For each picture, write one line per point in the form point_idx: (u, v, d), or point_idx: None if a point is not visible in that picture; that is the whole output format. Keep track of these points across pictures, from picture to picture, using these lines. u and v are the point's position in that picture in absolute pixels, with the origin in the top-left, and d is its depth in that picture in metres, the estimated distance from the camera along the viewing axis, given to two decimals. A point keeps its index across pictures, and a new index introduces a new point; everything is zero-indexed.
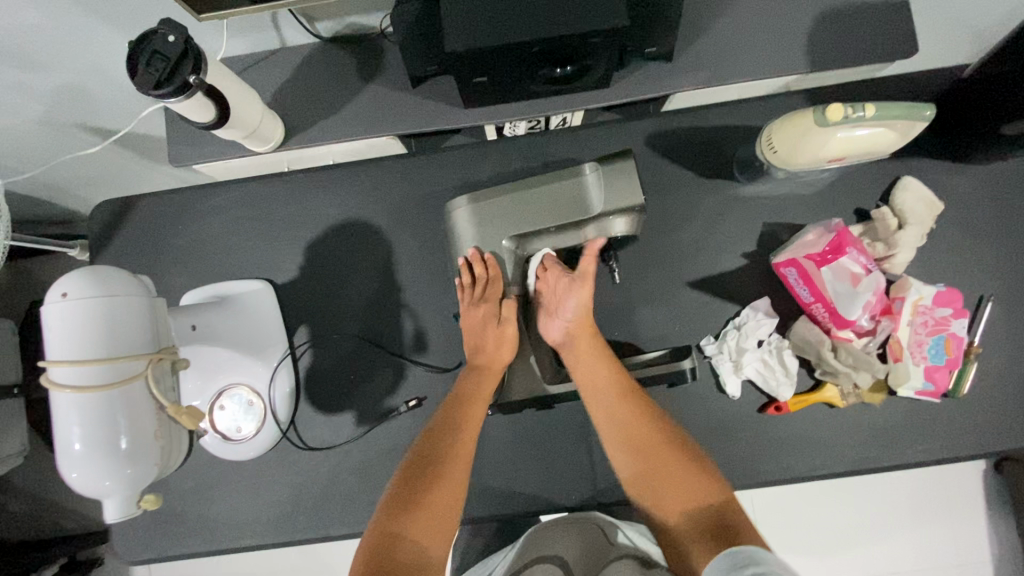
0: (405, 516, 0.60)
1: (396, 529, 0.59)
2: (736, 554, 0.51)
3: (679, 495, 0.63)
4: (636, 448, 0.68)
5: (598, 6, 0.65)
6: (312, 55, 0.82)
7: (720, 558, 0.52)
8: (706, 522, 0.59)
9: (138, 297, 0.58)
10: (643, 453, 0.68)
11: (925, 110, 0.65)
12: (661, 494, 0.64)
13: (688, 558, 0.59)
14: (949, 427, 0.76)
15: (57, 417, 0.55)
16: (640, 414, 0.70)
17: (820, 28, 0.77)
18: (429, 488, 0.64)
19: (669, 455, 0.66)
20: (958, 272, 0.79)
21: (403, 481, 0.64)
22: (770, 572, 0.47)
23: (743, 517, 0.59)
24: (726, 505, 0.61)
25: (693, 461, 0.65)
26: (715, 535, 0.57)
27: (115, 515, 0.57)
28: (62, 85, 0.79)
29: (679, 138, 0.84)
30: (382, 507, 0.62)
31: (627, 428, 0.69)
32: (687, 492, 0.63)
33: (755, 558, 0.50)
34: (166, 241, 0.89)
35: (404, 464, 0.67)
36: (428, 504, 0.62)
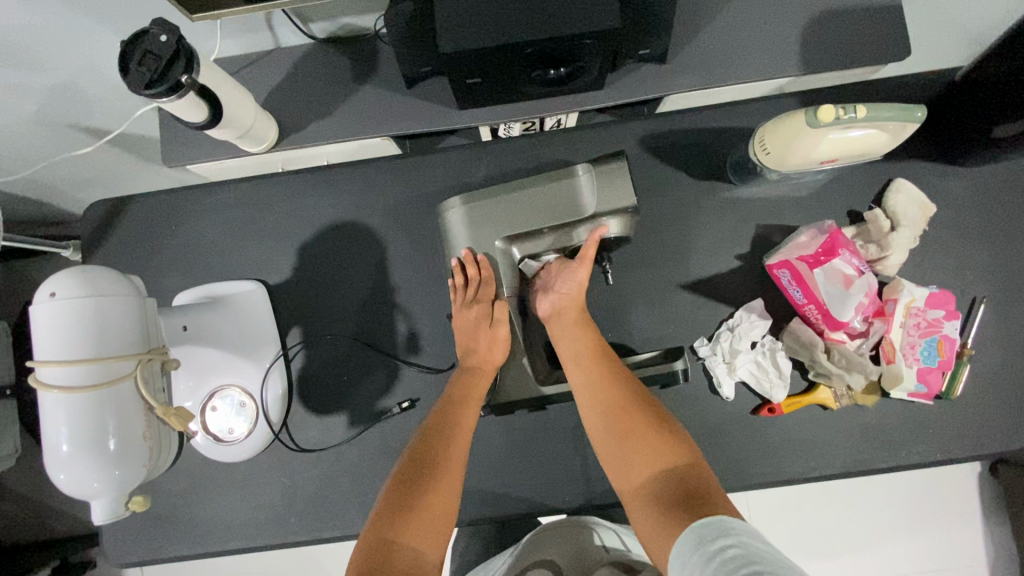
0: (399, 521, 0.60)
1: (388, 534, 0.59)
2: (703, 524, 0.51)
3: (651, 464, 0.62)
4: (613, 417, 0.67)
5: (592, 8, 0.65)
6: (307, 56, 0.82)
7: (690, 531, 0.51)
8: (673, 490, 0.58)
9: (129, 296, 0.57)
10: (619, 422, 0.67)
11: (917, 111, 0.65)
12: (633, 463, 0.64)
13: (649, 524, 0.58)
14: (943, 429, 0.76)
15: (44, 418, 0.54)
16: (619, 386, 0.69)
17: (813, 31, 0.77)
18: (423, 491, 0.63)
19: (645, 426, 0.65)
20: (951, 274, 0.79)
21: (397, 485, 0.64)
22: (741, 545, 0.46)
23: (711, 487, 0.58)
24: (696, 475, 0.59)
25: (669, 433, 0.64)
26: (680, 502, 0.56)
27: (103, 517, 0.57)
28: (55, 84, 0.79)
29: (673, 139, 0.84)
30: (376, 511, 0.62)
31: (605, 398, 0.69)
32: (659, 462, 0.62)
33: (724, 528, 0.49)
34: (159, 241, 0.88)
35: (397, 466, 0.67)
36: (421, 507, 0.62)
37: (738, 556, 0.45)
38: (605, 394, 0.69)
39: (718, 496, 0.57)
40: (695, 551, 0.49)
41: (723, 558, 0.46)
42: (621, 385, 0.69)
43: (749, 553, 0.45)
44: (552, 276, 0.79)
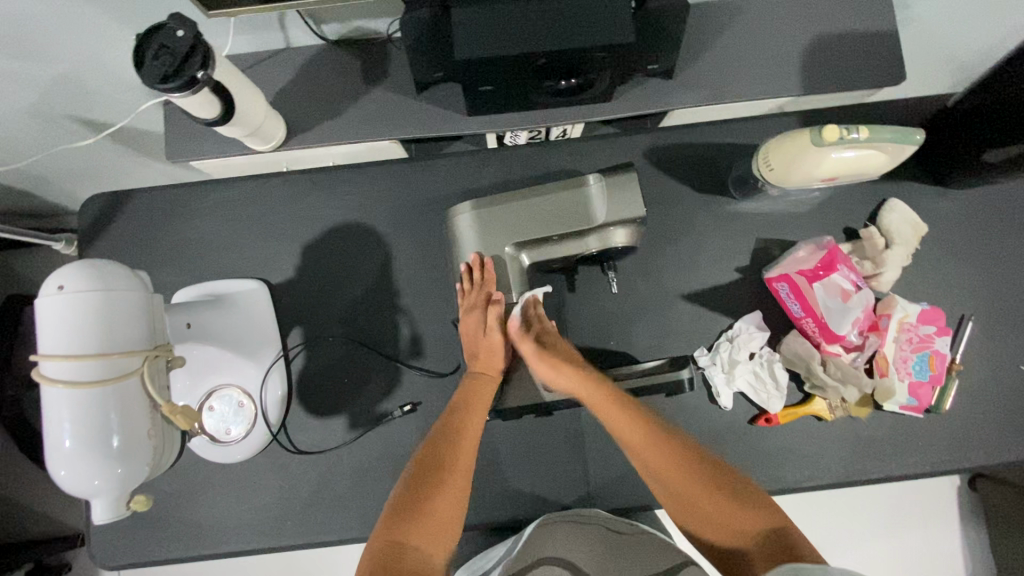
0: (408, 523, 0.60)
1: (398, 536, 0.59)
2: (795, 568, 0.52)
3: (731, 528, 0.62)
4: (681, 485, 0.65)
5: (607, 23, 0.67)
6: (317, 57, 0.82)
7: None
8: (768, 549, 0.59)
9: (136, 291, 0.57)
10: (684, 488, 0.65)
11: (914, 135, 0.68)
12: (716, 528, 0.63)
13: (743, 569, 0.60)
14: (931, 441, 0.79)
15: (47, 412, 0.53)
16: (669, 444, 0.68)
17: (813, 53, 0.80)
18: (432, 493, 0.63)
19: (711, 487, 0.64)
20: (941, 291, 0.82)
21: (405, 489, 0.64)
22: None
23: (794, 534, 0.60)
24: (777, 526, 0.61)
25: (736, 487, 0.64)
26: (784, 562, 0.58)
27: (103, 516, 0.55)
28: (59, 75, 0.78)
29: (677, 153, 0.86)
30: (385, 514, 0.62)
31: (663, 464, 0.67)
32: (740, 524, 0.62)
33: (816, 570, 0.50)
34: (159, 237, 0.87)
35: (407, 470, 0.67)
36: (429, 511, 0.62)
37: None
38: (661, 457, 0.67)
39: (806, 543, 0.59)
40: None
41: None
42: (673, 444, 0.68)
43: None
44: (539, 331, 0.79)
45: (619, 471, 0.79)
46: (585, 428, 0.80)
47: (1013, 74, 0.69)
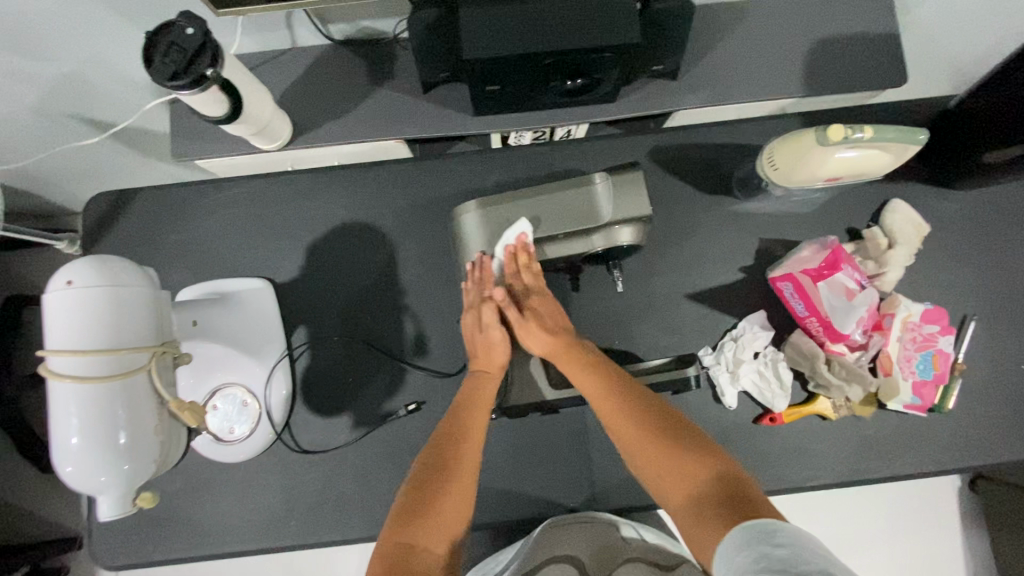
0: (417, 523, 0.60)
1: (408, 538, 0.58)
2: (752, 526, 0.49)
3: (681, 478, 0.60)
4: (639, 437, 0.65)
5: (613, 23, 0.67)
6: (323, 57, 0.83)
7: (735, 533, 0.50)
8: (711, 495, 0.56)
9: (144, 287, 0.56)
10: (640, 439, 0.65)
11: (918, 134, 0.68)
12: (666, 477, 0.61)
13: (696, 533, 0.55)
14: (934, 441, 0.79)
15: (54, 409, 0.53)
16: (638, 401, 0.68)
17: (815, 56, 0.81)
18: (439, 492, 0.63)
19: (667, 440, 0.63)
20: (943, 292, 0.82)
21: (411, 489, 0.63)
22: (789, 546, 0.45)
23: (748, 487, 0.56)
24: (731, 479, 0.58)
25: (696, 443, 0.62)
26: (722, 507, 0.54)
27: (109, 513, 0.55)
28: (65, 74, 0.78)
29: (681, 153, 0.87)
30: (392, 515, 0.61)
31: (623, 417, 0.67)
32: (689, 472, 0.60)
33: (773, 530, 0.48)
34: (163, 236, 0.87)
35: (413, 469, 0.66)
36: (435, 510, 0.62)
37: (786, 556, 0.44)
38: (623, 410, 0.68)
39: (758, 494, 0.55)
40: (742, 551, 0.47)
41: (772, 559, 0.44)
42: (640, 401, 0.68)
43: (799, 557, 0.43)
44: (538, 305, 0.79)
45: (624, 470, 0.79)
46: (589, 427, 0.80)
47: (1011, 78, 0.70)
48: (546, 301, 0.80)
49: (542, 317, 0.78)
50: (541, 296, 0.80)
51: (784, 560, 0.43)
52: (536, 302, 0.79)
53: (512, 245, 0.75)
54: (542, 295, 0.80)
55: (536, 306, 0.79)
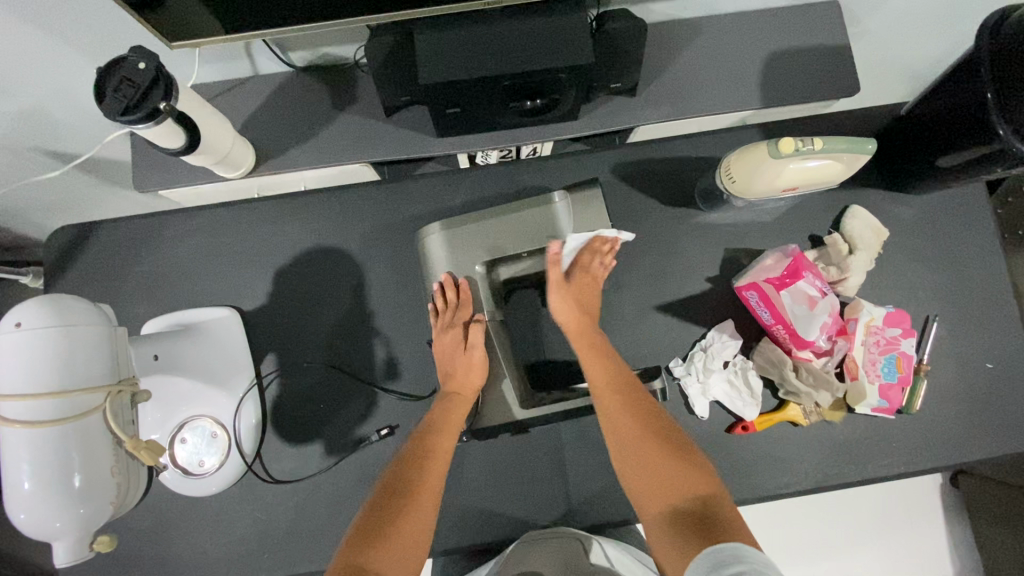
0: (371, 549, 0.59)
1: (359, 560, 0.57)
2: (714, 550, 0.51)
3: (665, 490, 0.62)
4: (635, 443, 0.67)
5: (566, 44, 0.69)
6: (285, 83, 0.83)
7: (700, 558, 0.51)
8: (691, 515, 0.58)
9: (95, 325, 0.55)
10: (636, 446, 0.66)
11: (866, 144, 0.70)
12: (653, 486, 0.63)
13: (668, 547, 0.58)
14: (904, 442, 0.80)
15: (4, 452, 0.51)
16: (639, 407, 0.69)
17: (769, 69, 0.83)
18: (397, 517, 0.63)
19: (663, 452, 0.65)
20: (906, 294, 0.84)
21: (368, 514, 0.63)
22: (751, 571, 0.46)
23: (728, 512, 0.58)
24: (714, 503, 0.59)
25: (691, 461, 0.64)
26: (698, 530, 0.56)
27: (65, 559, 0.53)
28: (23, 109, 0.77)
29: (645, 167, 0.88)
30: (347, 540, 0.60)
31: (623, 420, 0.68)
32: (677, 486, 0.61)
33: (736, 554, 0.49)
34: (129, 268, 0.86)
35: (373, 494, 0.66)
36: (391, 534, 0.61)
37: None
38: (627, 418, 0.68)
39: (734, 523, 0.56)
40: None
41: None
42: (647, 411, 0.69)
43: None
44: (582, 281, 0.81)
45: (600, 485, 0.79)
46: (564, 444, 0.79)
47: (947, 89, 0.72)
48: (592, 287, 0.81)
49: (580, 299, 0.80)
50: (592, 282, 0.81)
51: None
52: (585, 282, 0.81)
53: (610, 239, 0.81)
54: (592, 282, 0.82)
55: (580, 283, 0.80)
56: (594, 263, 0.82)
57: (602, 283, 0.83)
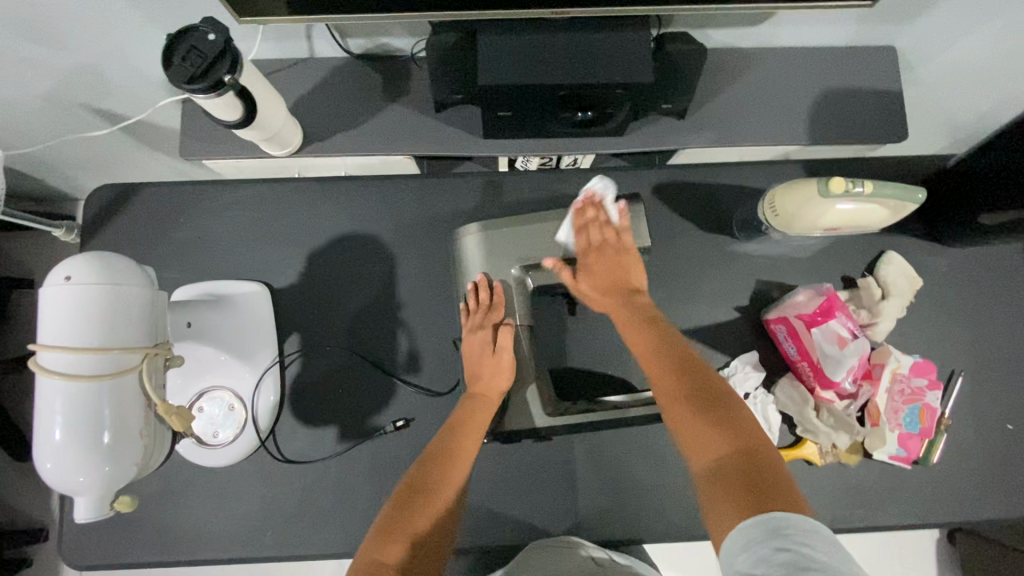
0: (390, 545, 0.60)
1: (380, 556, 0.59)
2: (760, 520, 0.48)
3: (708, 443, 0.58)
4: (676, 393, 0.63)
5: (626, 63, 0.71)
6: (340, 68, 0.84)
7: (746, 527, 0.48)
8: (735, 471, 0.54)
9: (140, 287, 0.56)
10: (677, 396, 0.63)
11: (915, 194, 0.71)
12: (692, 441, 0.59)
13: (713, 502, 0.53)
14: (916, 493, 0.80)
15: (39, 402, 0.52)
16: (676, 360, 0.67)
17: (819, 106, 0.83)
18: (419, 514, 0.64)
19: (703, 405, 0.61)
20: (933, 346, 0.83)
21: (392, 510, 0.64)
22: (794, 547, 0.45)
23: (772, 471, 0.54)
24: (762, 459, 0.55)
25: (736, 413, 0.60)
26: (745, 484, 0.52)
27: (86, 515, 0.54)
28: (82, 65, 0.78)
29: (685, 190, 0.88)
30: (370, 536, 0.62)
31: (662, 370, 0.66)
32: (718, 441, 0.57)
33: (776, 526, 0.47)
34: (164, 233, 0.87)
35: (395, 490, 0.67)
36: (411, 531, 0.62)
37: (789, 561, 0.43)
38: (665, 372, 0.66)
39: (780, 482, 0.53)
40: (744, 551, 0.47)
41: (775, 563, 0.44)
42: (688, 367, 0.66)
43: (806, 563, 0.43)
44: (596, 259, 0.78)
45: (608, 501, 0.78)
46: (577, 456, 0.80)
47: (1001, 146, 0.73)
48: (608, 257, 0.79)
49: (598, 274, 0.78)
50: (605, 252, 0.79)
51: (786, 570, 0.43)
52: (592, 259, 0.78)
53: (579, 203, 0.80)
54: (608, 248, 0.79)
55: (592, 261, 0.78)
56: (594, 234, 0.79)
57: (620, 247, 0.79)
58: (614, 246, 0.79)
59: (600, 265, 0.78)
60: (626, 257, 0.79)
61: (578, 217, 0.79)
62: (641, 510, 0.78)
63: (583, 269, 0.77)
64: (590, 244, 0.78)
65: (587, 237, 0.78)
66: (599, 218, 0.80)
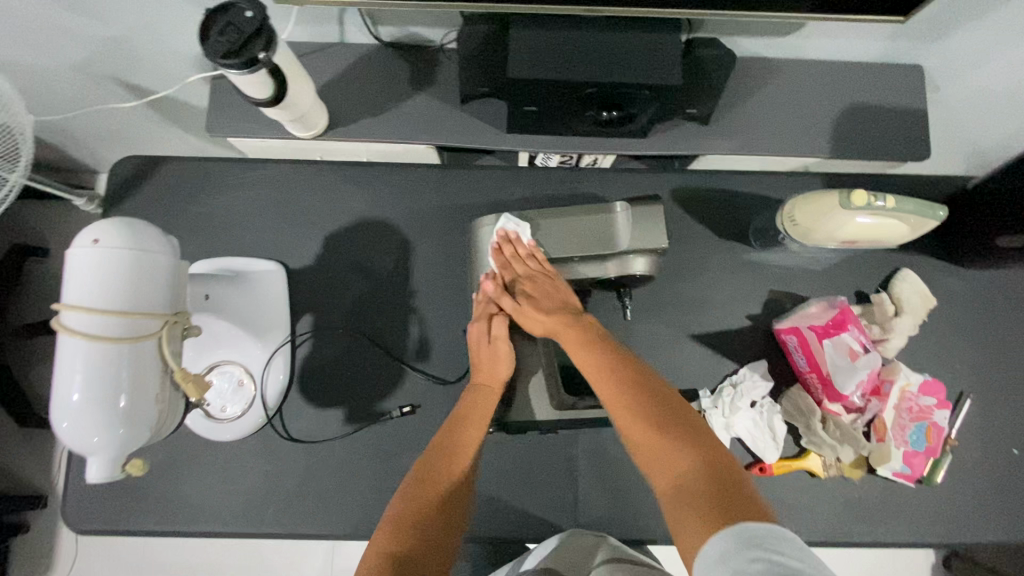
0: (401, 537, 0.61)
1: (390, 549, 0.60)
2: (729, 535, 0.48)
3: (670, 462, 0.57)
4: (631, 416, 0.62)
5: (655, 64, 0.71)
6: (368, 55, 0.84)
7: (718, 542, 0.48)
8: (699, 486, 0.54)
9: (165, 255, 0.57)
10: (633, 417, 0.62)
11: (936, 210, 0.71)
12: (654, 461, 0.59)
13: (681, 520, 0.53)
14: (918, 512, 0.79)
15: (60, 361, 0.53)
16: (631, 375, 0.65)
17: (843, 120, 0.83)
18: (429, 504, 0.65)
19: (661, 423, 0.60)
20: (943, 366, 0.83)
21: (402, 501, 0.65)
22: (768, 559, 0.44)
23: (735, 482, 0.54)
24: (723, 469, 0.55)
25: (694, 430, 0.59)
26: (709, 498, 0.52)
27: (97, 476, 0.54)
28: (115, 37, 0.79)
29: (703, 196, 0.88)
30: (381, 530, 0.62)
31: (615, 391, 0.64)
32: (678, 460, 0.57)
33: (751, 537, 0.46)
34: (184, 207, 0.88)
35: (404, 480, 0.68)
36: (422, 522, 0.63)
37: (767, 572, 0.43)
38: (620, 390, 0.64)
39: (745, 492, 0.53)
40: (720, 563, 0.46)
41: (752, 575, 0.43)
42: (643, 382, 0.64)
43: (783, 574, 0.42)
44: (529, 291, 0.76)
45: (609, 500, 0.79)
46: (581, 453, 0.80)
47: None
48: (541, 287, 0.77)
49: (538, 298, 0.77)
50: (538, 282, 0.77)
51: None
52: (528, 289, 0.76)
53: (494, 241, 0.78)
54: (537, 280, 0.77)
55: (527, 291, 0.76)
56: (517, 267, 0.77)
57: (547, 276, 0.77)
58: (545, 274, 0.77)
59: (536, 291, 0.76)
60: (557, 283, 0.77)
61: (496, 250, 0.78)
62: (642, 510, 0.78)
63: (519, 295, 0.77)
64: (518, 277, 0.77)
65: (511, 271, 0.77)
66: (520, 251, 0.77)
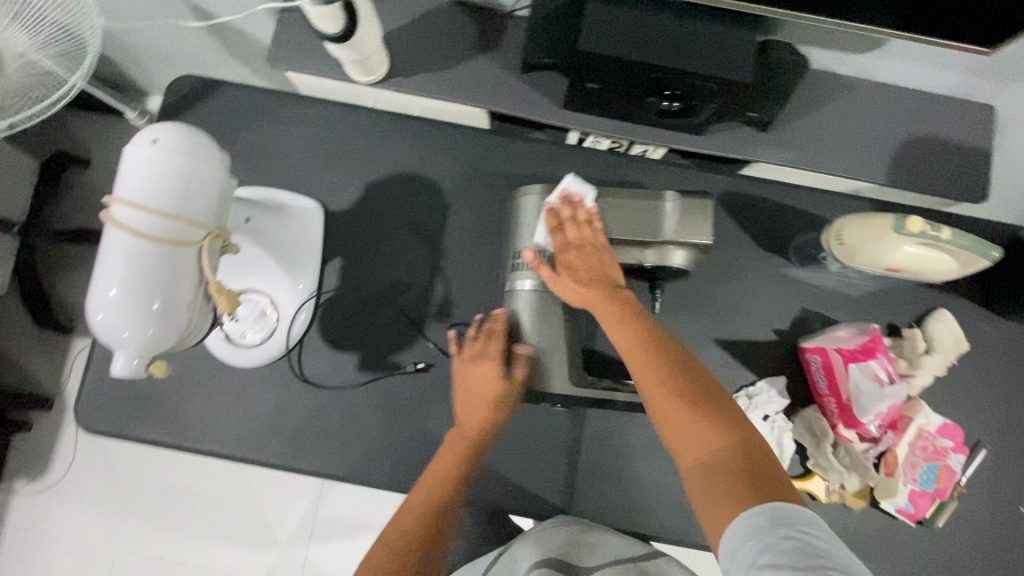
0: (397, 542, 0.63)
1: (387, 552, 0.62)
2: (759, 513, 0.48)
3: (699, 441, 0.55)
4: (661, 391, 0.59)
5: (724, 59, 0.70)
6: (438, 10, 0.84)
7: (745, 518, 0.48)
8: (731, 467, 0.53)
9: (217, 169, 0.57)
10: (661, 394, 0.59)
11: (992, 250, 0.69)
12: (679, 439, 0.57)
13: (710, 501, 0.52)
14: (915, 552, 0.78)
15: (104, 254, 0.53)
16: (664, 351, 0.63)
17: (905, 149, 0.82)
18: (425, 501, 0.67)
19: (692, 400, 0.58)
20: (965, 412, 0.82)
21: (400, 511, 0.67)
22: (799, 536, 0.45)
23: (769, 466, 0.53)
24: (755, 450, 0.54)
25: (725, 406, 0.57)
26: (744, 479, 0.51)
27: (121, 371, 0.55)
28: None
29: (749, 204, 0.87)
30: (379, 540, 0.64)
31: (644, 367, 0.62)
32: (709, 441, 0.55)
33: (781, 516, 0.47)
34: (233, 134, 0.88)
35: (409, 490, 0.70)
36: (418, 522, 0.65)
37: (799, 550, 0.44)
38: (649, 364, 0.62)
39: (778, 477, 0.52)
40: (749, 538, 0.47)
41: (781, 550, 0.44)
42: (675, 357, 0.62)
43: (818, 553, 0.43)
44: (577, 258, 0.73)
45: (606, 486, 0.79)
46: (585, 437, 0.80)
47: None
48: (586, 253, 0.73)
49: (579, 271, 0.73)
50: (584, 249, 0.73)
51: (791, 557, 0.43)
52: (574, 258, 0.72)
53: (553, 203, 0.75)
54: (589, 247, 0.73)
55: (574, 258, 0.72)
56: (573, 233, 0.73)
57: (595, 245, 0.74)
58: (593, 244, 0.74)
59: (579, 262, 0.72)
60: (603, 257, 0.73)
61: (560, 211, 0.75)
62: (638, 502, 0.79)
63: (561, 267, 0.72)
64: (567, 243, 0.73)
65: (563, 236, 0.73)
66: (578, 217, 0.74)
